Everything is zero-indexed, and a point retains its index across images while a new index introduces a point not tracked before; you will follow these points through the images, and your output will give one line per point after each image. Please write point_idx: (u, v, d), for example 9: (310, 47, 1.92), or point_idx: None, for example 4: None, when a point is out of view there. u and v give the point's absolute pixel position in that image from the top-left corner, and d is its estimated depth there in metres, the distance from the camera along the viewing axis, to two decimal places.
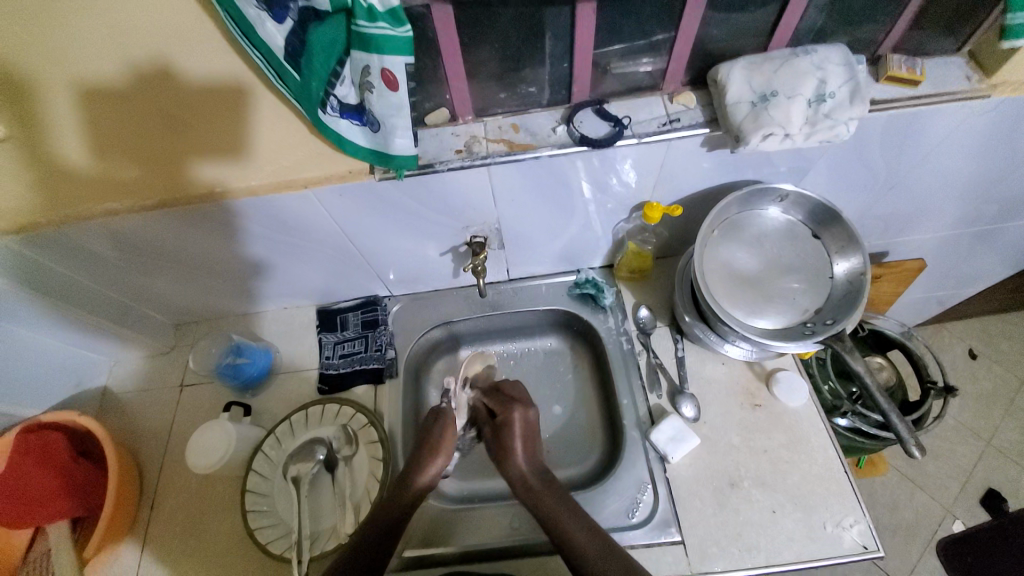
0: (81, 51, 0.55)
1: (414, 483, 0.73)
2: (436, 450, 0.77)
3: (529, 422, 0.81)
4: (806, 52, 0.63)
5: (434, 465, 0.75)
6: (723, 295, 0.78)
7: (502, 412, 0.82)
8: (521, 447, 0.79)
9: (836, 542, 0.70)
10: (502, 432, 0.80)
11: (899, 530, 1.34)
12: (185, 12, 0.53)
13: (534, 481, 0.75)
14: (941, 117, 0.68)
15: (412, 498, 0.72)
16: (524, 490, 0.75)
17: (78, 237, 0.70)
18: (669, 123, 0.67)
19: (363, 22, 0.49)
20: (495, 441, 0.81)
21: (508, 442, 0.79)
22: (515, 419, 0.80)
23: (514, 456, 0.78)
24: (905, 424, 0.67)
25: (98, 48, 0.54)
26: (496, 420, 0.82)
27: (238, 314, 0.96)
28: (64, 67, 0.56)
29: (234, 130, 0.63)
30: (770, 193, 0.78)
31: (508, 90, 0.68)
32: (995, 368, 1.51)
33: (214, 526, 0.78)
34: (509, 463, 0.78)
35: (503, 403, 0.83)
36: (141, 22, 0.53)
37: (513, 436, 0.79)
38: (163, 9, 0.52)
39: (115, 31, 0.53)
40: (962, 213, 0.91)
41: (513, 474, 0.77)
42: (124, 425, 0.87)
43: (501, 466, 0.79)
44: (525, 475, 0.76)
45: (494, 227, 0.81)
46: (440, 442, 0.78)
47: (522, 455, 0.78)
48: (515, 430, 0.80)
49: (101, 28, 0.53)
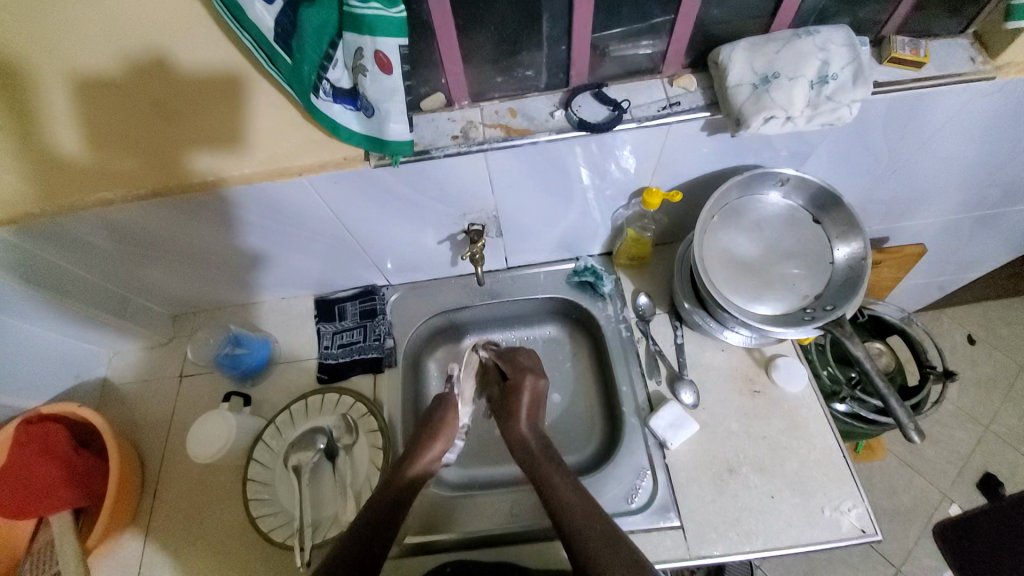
0: (74, 42, 0.53)
1: (409, 470, 0.73)
2: (436, 435, 0.78)
3: (538, 391, 0.83)
4: (807, 32, 0.61)
5: (434, 448, 0.76)
6: (723, 281, 0.77)
7: (515, 375, 0.84)
8: (525, 413, 0.80)
9: (835, 526, 0.71)
10: (511, 395, 0.82)
11: (896, 514, 1.35)
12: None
13: (536, 452, 0.76)
14: (945, 100, 0.67)
15: (406, 483, 0.72)
16: (524, 456, 0.77)
17: (73, 228, 0.70)
18: (668, 107, 0.66)
19: (356, 4, 0.48)
20: (505, 404, 0.83)
21: (516, 405, 0.81)
22: (525, 388, 0.82)
23: (517, 420, 0.80)
24: (904, 408, 0.68)
25: (85, 36, 0.53)
26: (507, 383, 0.85)
27: (235, 305, 0.96)
28: (56, 58, 0.55)
29: (230, 119, 0.62)
30: (770, 178, 0.77)
31: (504, 74, 0.67)
32: (993, 353, 1.51)
33: (218, 516, 0.78)
34: (513, 425, 0.80)
35: (516, 368, 0.85)
36: (130, 8, 0.51)
37: (521, 403, 0.81)
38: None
39: (107, 20, 0.52)
40: (963, 198, 0.90)
41: (514, 436, 0.79)
42: (124, 417, 0.88)
43: (505, 427, 0.81)
44: (526, 439, 0.78)
45: (492, 215, 0.80)
46: (440, 428, 0.79)
47: (525, 419, 0.80)
48: (524, 396, 0.81)
49: (88, 16, 0.52)
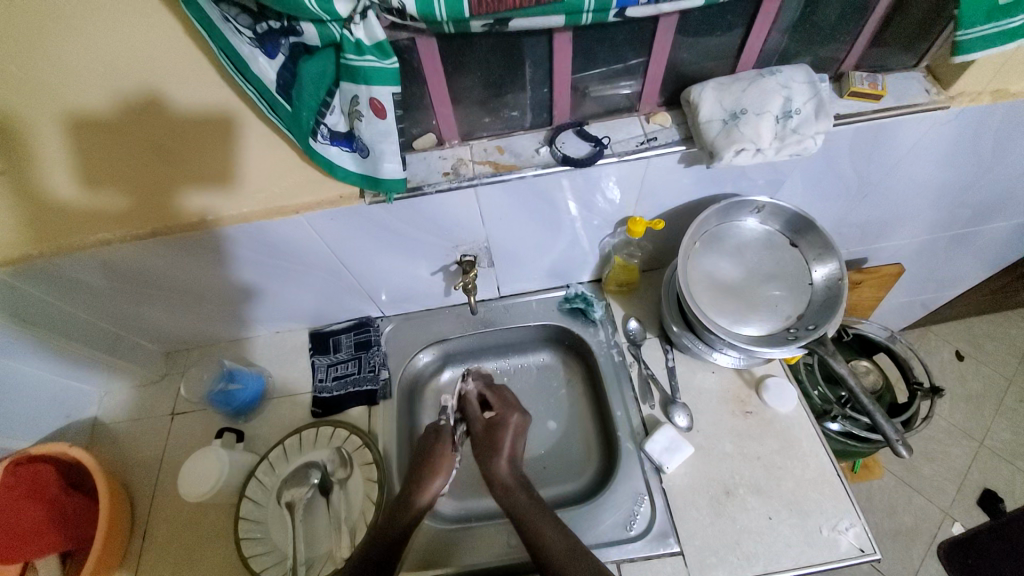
0: (77, 89, 0.56)
1: (417, 500, 0.73)
2: (438, 469, 0.76)
3: (518, 428, 0.81)
4: (771, 72, 0.66)
5: (434, 482, 0.75)
6: (708, 304, 0.80)
7: (501, 411, 0.83)
8: (506, 451, 0.78)
9: (834, 546, 0.71)
10: (495, 430, 0.80)
11: (899, 535, 1.34)
12: (178, 49, 0.55)
13: (517, 495, 0.73)
14: (905, 128, 0.72)
15: (412, 516, 0.71)
16: (503, 496, 0.73)
17: (71, 268, 0.71)
18: (647, 142, 0.70)
19: (352, 56, 0.52)
20: (486, 438, 0.80)
21: (498, 441, 0.79)
22: (511, 423, 0.81)
23: (500, 455, 0.77)
24: (891, 425, 0.69)
25: (86, 81, 0.56)
26: (491, 419, 0.83)
27: (229, 340, 0.96)
28: (57, 104, 0.57)
29: (226, 158, 0.65)
30: (747, 206, 0.81)
31: (492, 114, 0.71)
32: (981, 368, 1.54)
33: (208, 558, 0.76)
34: (494, 462, 0.77)
35: (502, 402, 0.85)
36: (132, 57, 0.55)
37: (505, 435, 0.79)
38: (160, 48, 0.54)
39: (110, 67, 0.55)
40: (934, 218, 0.95)
41: (495, 474, 0.76)
42: (114, 457, 0.86)
43: (485, 462, 0.77)
44: (505, 480, 0.75)
45: (483, 246, 0.83)
46: (441, 462, 0.77)
47: (507, 457, 0.77)
48: (508, 431, 0.80)
49: (89, 63, 0.54)
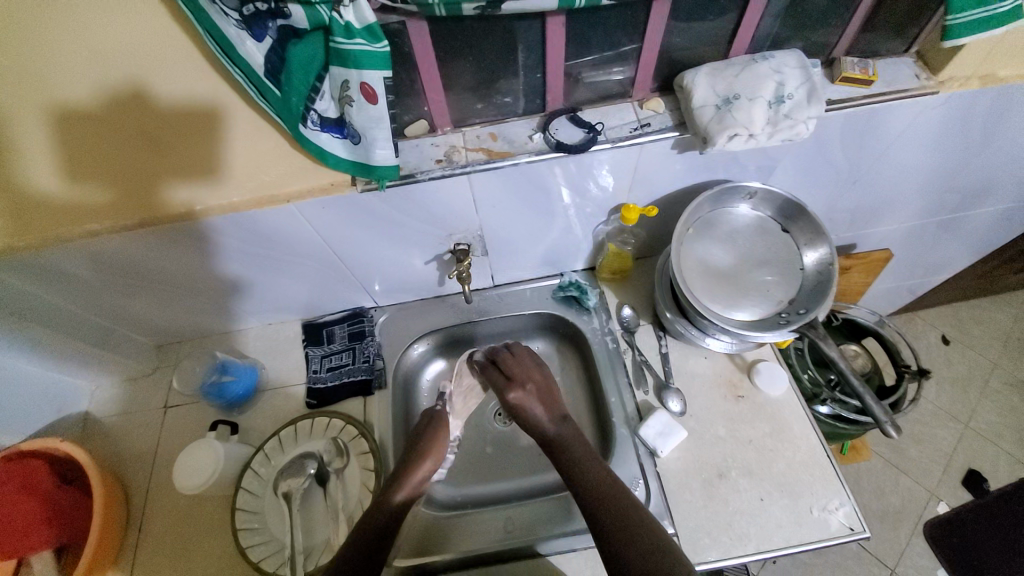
0: (50, 75, 0.54)
1: (396, 495, 0.73)
2: (426, 451, 0.78)
3: (539, 386, 0.84)
4: (763, 57, 0.66)
5: (423, 465, 0.76)
6: (701, 289, 0.80)
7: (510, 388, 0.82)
8: (542, 411, 0.81)
9: (823, 525, 0.73)
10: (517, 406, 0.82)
11: (887, 515, 1.37)
12: (160, 34, 0.53)
13: (575, 450, 0.76)
14: (896, 113, 0.72)
15: (390, 511, 0.71)
16: (546, 446, 0.78)
17: (56, 262, 0.70)
18: (640, 128, 0.70)
19: (341, 39, 0.51)
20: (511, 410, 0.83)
21: (527, 409, 0.81)
22: (525, 396, 0.82)
23: (536, 418, 0.81)
24: (880, 406, 0.70)
25: (65, 69, 0.54)
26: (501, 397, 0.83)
27: (221, 332, 0.95)
28: (30, 91, 0.55)
29: (209, 147, 0.64)
30: (739, 192, 0.81)
31: (484, 101, 0.70)
32: (966, 352, 1.57)
33: (207, 549, 0.76)
34: (534, 419, 0.81)
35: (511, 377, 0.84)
36: (112, 43, 0.53)
37: (530, 402, 0.81)
38: (136, 31, 0.53)
39: (84, 51, 0.53)
40: (923, 204, 0.96)
41: (537, 425, 0.80)
42: (108, 451, 0.86)
43: (524, 423, 0.82)
44: (546, 429, 0.79)
45: (476, 234, 0.83)
46: (428, 445, 0.79)
47: (545, 416, 0.81)
48: (530, 399, 0.81)
49: (66, 48, 0.53)
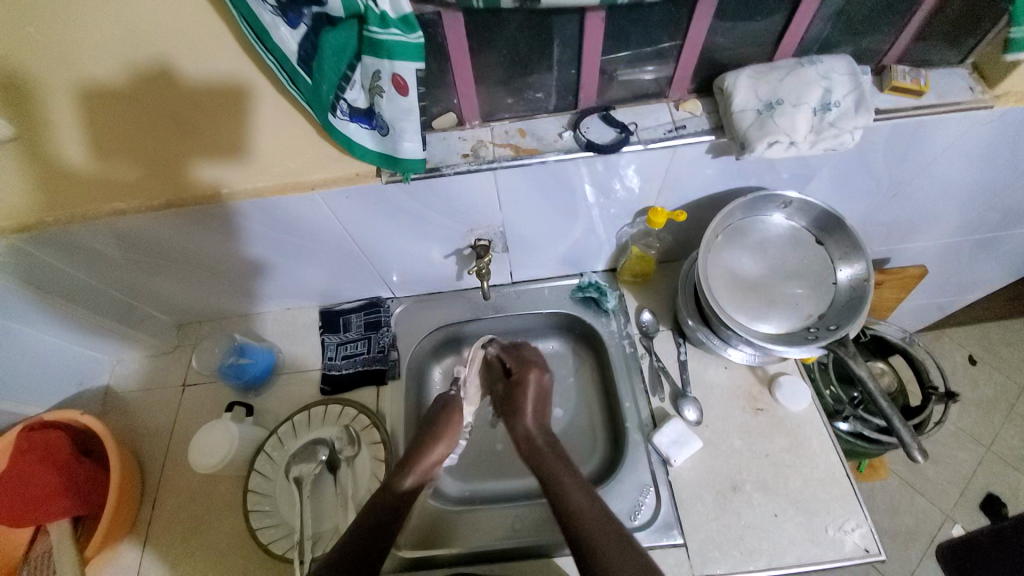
0: (76, 55, 0.54)
1: (400, 484, 0.72)
2: (439, 438, 0.78)
3: (544, 385, 0.83)
4: (812, 62, 0.63)
5: (433, 452, 0.76)
6: (727, 299, 0.78)
7: (519, 370, 0.83)
8: (531, 406, 0.80)
9: (838, 546, 0.71)
10: (515, 390, 0.81)
11: (897, 535, 1.34)
12: (183, 10, 0.51)
13: (557, 469, 0.72)
14: (945, 127, 0.68)
15: (394, 498, 0.70)
16: (529, 451, 0.76)
17: (82, 238, 0.71)
18: (674, 130, 0.68)
19: (375, 29, 0.50)
20: (508, 400, 0.82)
21: (520, 401, 0.80)
22: (530, 382, 0.81)
23: (523, 415, 0.79)
24: (908, 428, 0.67)
25: (95, 46, 0.53)
26: (511, 378, 0.83)
27: (240, 314, 0.96)
28: (57, 69, 0.55)
29: (234, 130, 0.63)
30: (774, 200, 0.78)
31: (515, 95, 0.68)
32: (993, 373, 1.51)
33: (217, 529, 0.78)
34: (519, 421, 0.79)
35: (519, 361, 0.84)
36: (134, 16, 0.51)
37: (526, 397, 0.80)
38: (165, 19, 0.52)
39: (110, 35, 0.53)
40: (963, 220, 0.91)
41: (521, 432, 0.78)
42: (126, 425, 0.88)
43: (510, 421, 0.80)
44: (532, 434, 0.77)
45: (498, 230, 0.81)
46: (445, 429, 0.79)
47: (531, 415, 0.79)
48: (528, 391, 0.81)
49: (88, 15, 0.51)
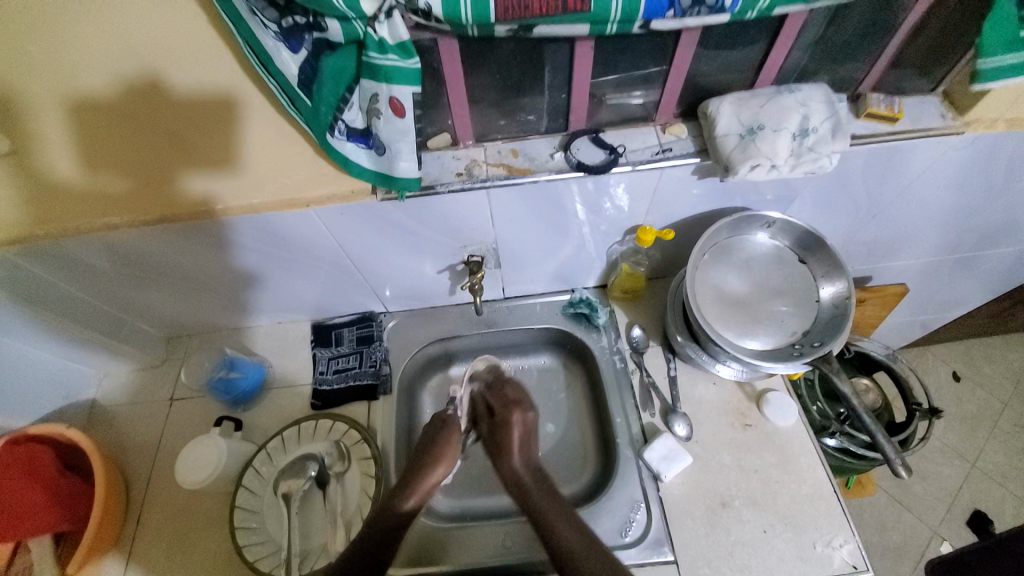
0: (74, 65, 0.55)
1: (404, 503, 0.69)
2: (439, 458, 0.73)
3: (529, 425, 0.75)
4: (789, 90, 0.66)
5: (436, 471, 0.72)
6: (714, 316, 0.80)
7: (501, 411, 0.76)
8: (517, 448, 0.73)
9: (826, 562, 0.71)
10: (500, 431, 0.74)
11: (887, 552, 1.35)
12: (181, 28, 0.54)
13: (544, 505, 0.67)
14: (918, 153, 0.72)
15: (400, 516, 0.68)
16: (517, 494, 0.69)
17: (75, 251, 0.72)
18: (661, 152, 0.70)
19: (374, 54, 0.52)
20: (492, 440, 0.75)
21: (506, 440, 0.73)
22: (515, 423, 0.74)
23: (509, 456, 0.72)
24: (891, 444, 0.69)
25: (90, 62, 0.55)
26: (495, 417, 0.76)
27: (231, 328, 0.96)
28: (50, 83, 0.56)
29: (225, 143, 0.64)
30: (758, 220, 0.80)
31: (507, 117, 0.70)
32: (977, 390, 1.54)
33: (201, 547, 0.76)
34: (504, 461, 0.72)
35: (503, 401, 0.77)
36: (131, 37, 0.54)
37: (511, 438, 0.72)
38: (161, 31, 0.54)
39: (107, 47, 0.54)
40: (941, 240, 0.95)
41: (507, 472, 0.71)
42: (112, 439, 0.86)
43: (496, 463, 0.72)
44: (518, 477, 0.70)
45: (491, 247, 0.83)
46: (446, 449, 0.75)
47: (518, 455, 0.72)
48: (513, 431, 0.73)
49: (87, 35, 0.53)
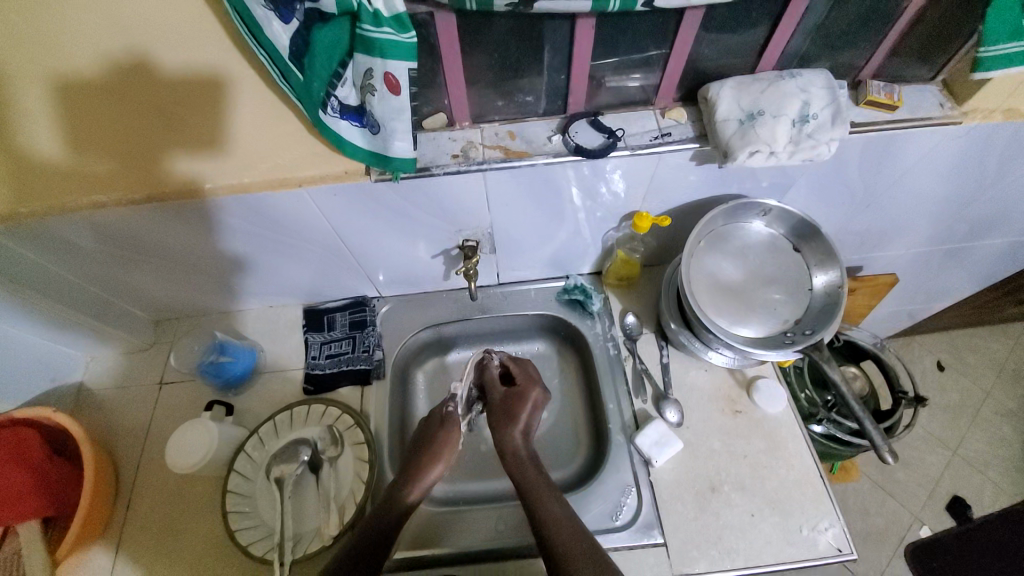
0: (54, 38, 0.53)
1: (407, 496, 0.72)
2: (437, 457, 0.75)
3: (538, 401, 0.81)
4: (790, 75, 0.66)
5: (432, 472, 0.74)
6: (709, 303, 0.80)
7: (523, 383, 0.82)
8: (523, 422, 0.78)
9: (812, 544, 0.73)
10: (515, 401, 0.80)
11: (869, 535, 1.39)
12: (168, 1, 0.51)
13: (535, 486, 0.71)
14: (914, 142, 0.72)
15: (402, 510, 0.70)
16: (514, 463, 0.74)
17: (59, 232, 0.69)
18: (660, 137, 0.70)
19: (369, 27, 0.50)
20: (504, 407, 0.80)
21: (518, 411, 0.79)
22: (530, 398, 0.80)
23: (516, 424, 0.77)
24: (878, 431, 0.70)
25: (71, 37, 0.53)
26: (512, 389, 0.82)
27: (221, 312, 0.95)
28: (31, 60, 0.54)
29: (213, 123, 0.62)
30: (754, 208, 0.81)
31: (505, 98, 0.69)
32: (959, 379, 1.57)
33: (193, 530, 0.76)
34: (508, 431, 0.77)
35: (525, 375, 0.83)
36: (115, 10, 0.51)
37: (524, 408, 0.79)
38: (145, 3, 0.51)
39: (88, 17, 0.52)
40: (932, 231, 0.95)
41: (507, 444, 0.76)
42: (101, 423, 0.85)
43: (500, 432, 0.77)
44: (518, 450, 0.76)
45: (486, 232, 0.82)
46: (442, 449, 0.76)
47: (522, 428, 0.78)
48: (528, 405, 0.79)
49: (69, 6, 0.51)
